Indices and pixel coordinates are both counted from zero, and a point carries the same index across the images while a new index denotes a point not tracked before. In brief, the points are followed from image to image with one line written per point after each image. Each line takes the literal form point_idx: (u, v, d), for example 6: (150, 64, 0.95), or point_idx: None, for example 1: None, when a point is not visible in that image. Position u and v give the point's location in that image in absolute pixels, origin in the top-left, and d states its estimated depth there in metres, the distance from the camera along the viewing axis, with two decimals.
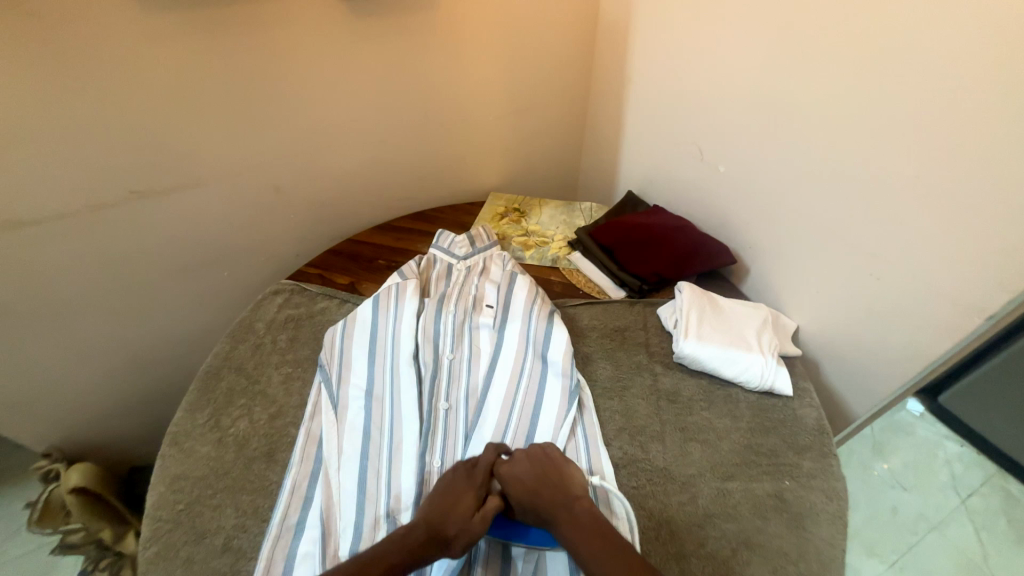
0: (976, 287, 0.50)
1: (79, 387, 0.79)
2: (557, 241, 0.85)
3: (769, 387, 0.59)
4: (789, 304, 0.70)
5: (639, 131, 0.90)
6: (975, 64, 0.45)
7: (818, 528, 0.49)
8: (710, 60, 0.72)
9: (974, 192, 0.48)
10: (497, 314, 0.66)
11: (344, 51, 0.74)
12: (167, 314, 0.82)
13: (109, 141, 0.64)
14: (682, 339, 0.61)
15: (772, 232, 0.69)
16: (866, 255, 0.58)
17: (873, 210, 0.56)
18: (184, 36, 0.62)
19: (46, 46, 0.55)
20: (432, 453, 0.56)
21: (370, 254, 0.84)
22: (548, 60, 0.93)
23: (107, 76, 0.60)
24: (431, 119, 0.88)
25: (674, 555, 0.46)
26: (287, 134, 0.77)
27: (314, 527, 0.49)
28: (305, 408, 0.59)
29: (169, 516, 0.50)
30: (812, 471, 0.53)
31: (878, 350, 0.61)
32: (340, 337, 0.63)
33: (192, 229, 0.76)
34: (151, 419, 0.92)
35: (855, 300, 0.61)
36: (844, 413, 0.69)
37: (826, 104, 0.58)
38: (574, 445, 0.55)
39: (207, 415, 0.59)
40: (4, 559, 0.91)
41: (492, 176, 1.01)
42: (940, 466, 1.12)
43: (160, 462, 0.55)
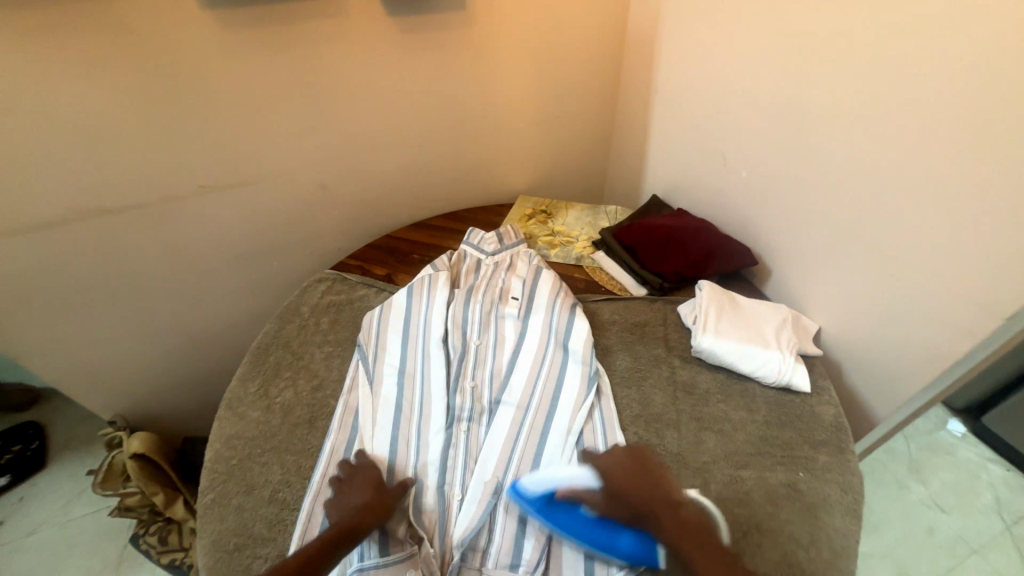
0: (999, 288, 0.50)
1: (143, 359, 0.88)
2: (582, 241, 0.89)
3: (787, 383, 0.60)
4: (811, 305, 0.71)
5: (665, 137, 0.93)
6: (997, 64, 0.46)
7: (832, 518, 0.49)
8: (734, 65, 0.74)
9: (1000, 190, 0.48)
10: (522, 305, 0.70)
11: (390, 63, 0.81)
12: (225, 298, 0.91)
13: (184, 141, 0.73)
14: (699, 334, 0.63)
15: (793, 234, 0.71)
16: (889, 256, 0.59)
17: (896, 211, 0.57)
18: (251, 50, 0.70)
19: (138, 58, 0.64)
20: (457, 426, 0.60)
21: (406, 249, 0.90)
22: (578, 69, 0.97)
23: (184, 84, 0.69)
24: (467, 125, 0.94)
25: None
26: (336, 136, 0.84)
27: None
28: (344, 382, 0.64)
29: (224, 470, 0.56)
30: (828, 465, 0.53)
31: (901, 352, 0.60)
32: (377, 322, 0.69)
33: (248, 220, 0.85)
34: (205, 394, 1.01)
35: (878, 302, 0.61)
36: (867, 417, 0.69)
37: (849, 107, 0.59)
38: (592, 424, 0.58)
39: (257, 384, 0.65)
40: (69, 518, 1.00)
41: (522, 179, 1.06)
42: (983, 488, 1.07)
43: (216, 423, 0.61)
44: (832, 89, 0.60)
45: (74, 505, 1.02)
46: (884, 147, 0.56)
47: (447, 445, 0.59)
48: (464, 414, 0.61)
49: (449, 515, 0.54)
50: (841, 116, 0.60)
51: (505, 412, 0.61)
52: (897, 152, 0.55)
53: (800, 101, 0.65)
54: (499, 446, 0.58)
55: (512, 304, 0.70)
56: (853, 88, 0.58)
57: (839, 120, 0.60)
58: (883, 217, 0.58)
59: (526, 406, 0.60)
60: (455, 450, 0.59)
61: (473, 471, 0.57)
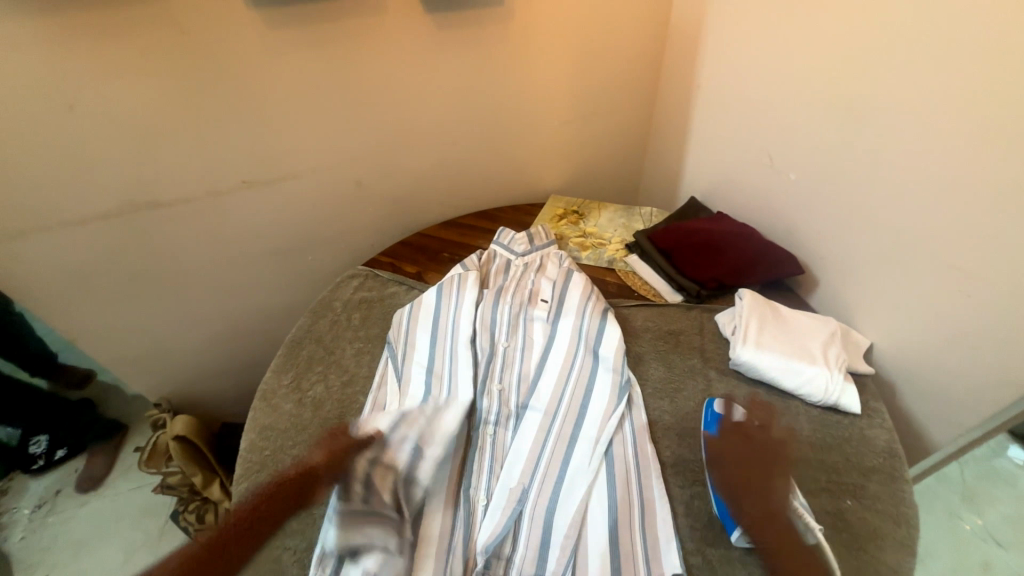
0: None
1: (185, 347, 0.93)
2: (614, 244, 0.86)
3: (833, 403, 0.56)
4: (863, 319, 0.66)
5: (706, 137, 0.89)
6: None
7: (882, 553, 0.46)
8: (784, 62, 0.69)
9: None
10: (552, 308, 0.69)
11: (424, 60, 0.81)
12: (261, 291, 0.94)
13: (226, 140, 0.75)
14: (739, 346, 0.60)
15: (845, 242, 0.66)
16: (957, 271, 0.54)
17: (965, 223, 0.52)
18: (289, 49, 0.71)
19: (185, 60, 0.67)
20: (485, 428, 0.60)
21: (436, 247, 0.90)
22: (616, 65, 0.94)
23: (227, 84, 0.71)
24: (500, 124, 0.93)
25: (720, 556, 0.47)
26: (370, 134, 0.85)
27: None
28: (373, 379, 0.65)
29: (258, 459, 0.58)
30: (879, 494, 0.49)
31: (967, 376, 0.56)
32: (406, 320, 0.69)
33: (285, 216, 0.87)
34: (242, 382, 1.05)
35: (941, 320, 0.56)
36: (923, 442, 0.64)
37: (916, 107, 0.54)
38: (622, 435, 0.57)
39: (290, 377, 0.67)
40: (117, 492, 1.07)
41: (554, 178, 1.05)
42: None
43: (251, 413, 0.63)
44: (896, 88, 0.55)
45: (121, 481, 1.08)
46: (954, 152, 0.51)
47: (474, 447, 0.58)
48: (491, 417, 0.60)
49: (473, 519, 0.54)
50: (905, 116, 0.55)
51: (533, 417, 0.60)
52: (971, 158, 0.50)
53: (859, 100, 0.60)
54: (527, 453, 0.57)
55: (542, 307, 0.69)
56: (922, 86, 0.53)
57: (902, 121, 0.56)
58: (951, 229, 0.53)
59: (554, 412, 0.59)
60: (480, 453, 0.58)
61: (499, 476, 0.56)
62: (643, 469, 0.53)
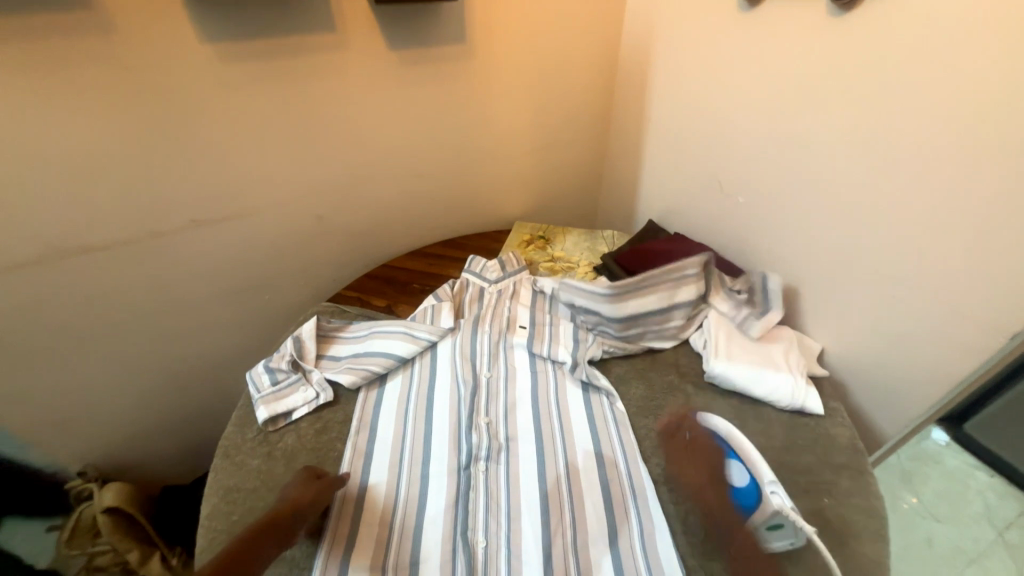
0: (995, 307, 0.52)
1: (120, 403, 0.83)
2: (583, 267, 0.89)
3: (801, 407, 0.60)
4: (813, 326, 0.72)
5: (658, 164, 0.95)
6: (990, 100, 0.48)
7: (863, 545, 0.48)
8: (726, 98, 0.77)
9: (999, 218, 0.50)
10: (530, 335, 0.70)
11: (388, 94, 0.81)
12: (211, 334, 0.87)
13: (174, 176, 0.70)
14: (713, 359, 0.63)
15: (791, 257, 0.73)
16: (890, 279, 0.61)
17: (892, 237, 0.59)
18: (247, 83, 0.69)
19: (127, 93, 0.62)
20: (476, 464, 0.58)
21: (405, 279, 0.88)
22: (572, 99, 0.99)
23: (175, 118, 0.66)
24: (464, 154, 0.95)
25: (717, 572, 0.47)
26: (333, 167, 0.83)
27: (368, 538, 0.51)
28: (352, 424, 0.62)
29: (224, 527, 0.52)
30: (851, 489, 0.53)
31: (910, 373, 0.62)
32: (381, 356, 0.66)
33: (238, 253, 0.82)
34: (187, 436, 0.96)
35: (880, 323, 0.63)
36: (875, 435, 0.70)
37: (843, 139, 0.62)
38: (614, 460, 0.57)
39: (256, 430, 0.61)
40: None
41: (518, 205, 1.07)
42: (973, 496, 1.16)
43: (212, 474, 0.57)
44: (823, 123, 0.63)
45: None
46: (876, 177, 0.59)
47: (468, 486, 0.56)
48: (482, 452, 0.59)
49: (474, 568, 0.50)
50: (833, 147, 0.63)
51: (524, 445, 0.60)
52: (891, 182, 0.58)
53: (794, 133, 0.67)
54: (522, 484, 0.56)
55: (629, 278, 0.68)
56: (846, 121, 0.61)
57: (832, 150, 0.63)
58: (880, 242, 0.61)
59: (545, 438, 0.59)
60: (475, 492, 0.56)
61: (498, 515, 0.54)
62: (637, 489, 0.54)
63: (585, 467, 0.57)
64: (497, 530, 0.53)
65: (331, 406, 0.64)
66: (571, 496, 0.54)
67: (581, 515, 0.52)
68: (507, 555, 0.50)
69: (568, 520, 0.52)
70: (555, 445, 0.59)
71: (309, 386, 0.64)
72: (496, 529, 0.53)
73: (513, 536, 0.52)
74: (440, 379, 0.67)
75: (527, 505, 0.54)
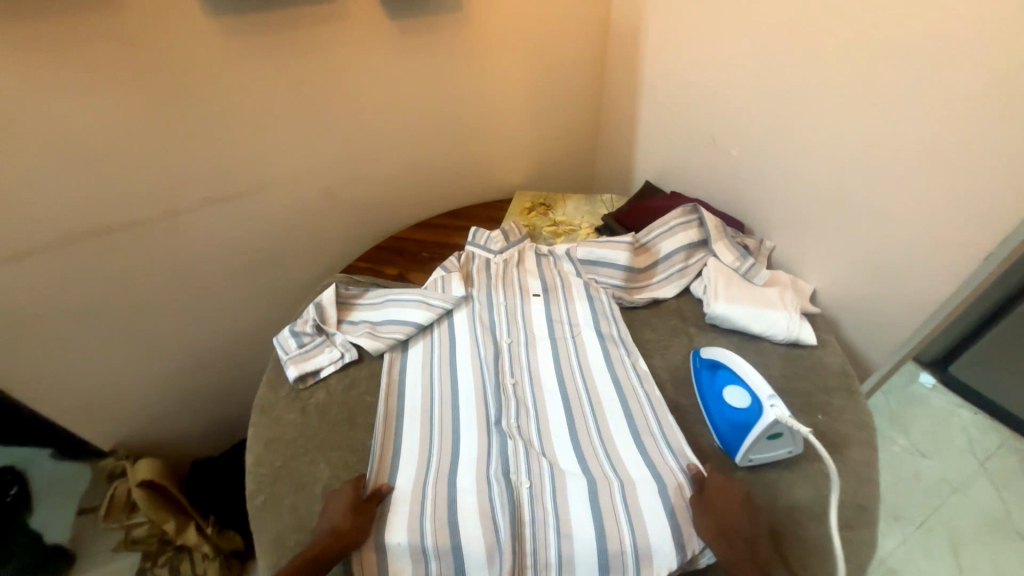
0: (981, 228, 0.57)
1: (144, 381, 0.87)
2: (584, 229, 0.93)
3: (795, 338, 0.65)
4: (805, 269, 0.77)
5: (653, 126, 0.98)
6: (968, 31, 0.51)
7: (853, 451, 0.54)
8: (717, 54, 0.79)
9: (983, 145, 0.54)
10: (545, 298, 0.74)
11: (389, 65, 0.82)
12: (229, 311, 0.90)
13: (186, 153, 0.72)
14: (713, 301, 0.67)
15: (782, 206, 0.77)
16: (877, 216, 0.65)
17: (879, 174, 0.63)
18: (253, 57, 0.70)
19: (139, 71, 0.64)
20: (508, 417, 0.61)
21: (414, 248, 0.91)
22: (566, 65, 1.01)
23: (185, 94, 0.68)
24: (463, 124, 0.97)
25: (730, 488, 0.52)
26: (339, 141, 0.85)
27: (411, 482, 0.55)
28: (379, 380, 0.65)
29: (270, 471, 0.56)
30: (842, 407, 0.58)
31: (894, 302, 0.67)
32: (398, 321, 0.69)
33: (251, 230, 0.84)
34: (212, 411, 1.00)
35: (869, 259, 0.68)
36: (863, 366, 0.76)
37: (831, 84, 0.65)
38: (635, 397, 0.61)
39: (287, 388, 0.65)
40: None
41: (518, 175, 1.10)
42: (957, 431, 1.23)
43: (252, 430, 0.61)
44: (812, 70, 0.66)
45: None
46: (862, 119, 0.63)
47: (502, 438, 0.59)
48: (511, 412, 0.62)
49: (519, 504, 0.53)
50: (821, 93, 0.66)
51: (551, 402, 0.63)
52: (877, 122, 0.62)
53: (783, 82, 0.70)
54: (555, 436, 0.59)
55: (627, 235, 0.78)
56: (833, 67, 0.64)
57: (821, 96, 0.66)
58: (870, 181, 0.65)
59: (567, 397, 0.63)
60: (512, 440, 0.58)
61: (538, 457, 0.57)
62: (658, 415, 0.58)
63: (613, 417, 0.60)
64: (540, 472, 0.55)
65: (356, 364, 0.68)
66: (603, 442, 0.58)
67: (618, 457, 0.56)
68: (551, 490, 0.53)
69: (606, 464, 0.56)
70: (582, 403, 0.63)
71: (333, 347, 0.67)
72: (538, 471, 0.55)
73: (556, 471, 0.55)
74: (460, 345, 0.69)
75: (563, 452, 0.58)
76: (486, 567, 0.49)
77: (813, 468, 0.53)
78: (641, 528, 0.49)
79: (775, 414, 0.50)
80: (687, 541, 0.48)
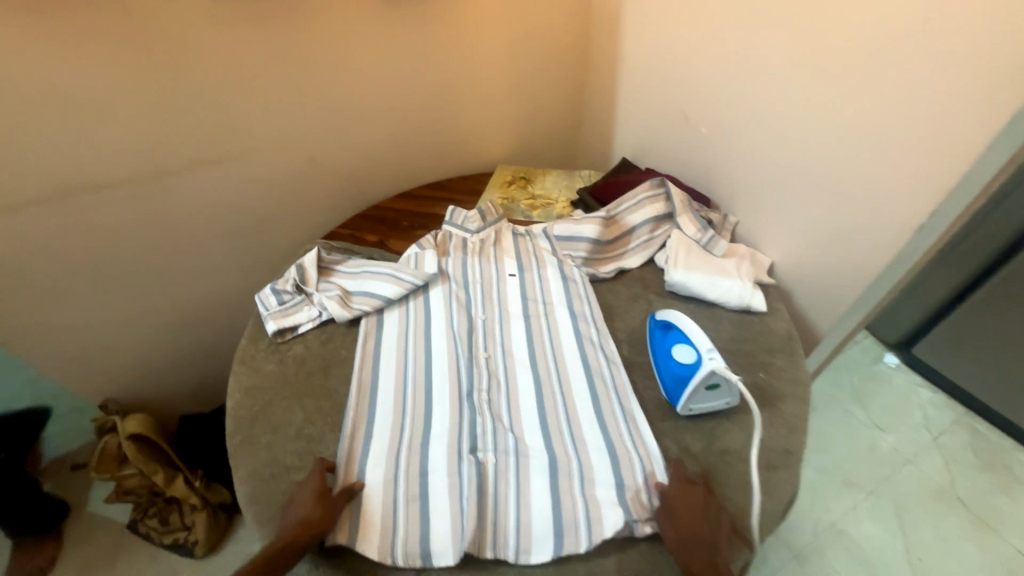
0: (914, 206, 0.60)
1: (131, 340, 0.90)
2: (561, 203, 0.96)
3: (747, 305, 0.69)
4: (765, 243, 0.81)
5: (632, 103, 1.00)
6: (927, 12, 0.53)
7: (786, 405, 0.59)
8: (693, 32, 0.81)
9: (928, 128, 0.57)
10: (519, 266, 0.77)
11: (369, 33, 0.83)
12: (215, 274, 0.93)
13: (168, 117, 0.73)
14: (672, 270, 0.71)
15: (747, 182, 0.80)
16: (831, 193, 0.68)
17: (835, 153, 0.66)
18: (231, 21, 0.71)
19: (117, 31, 0.64)
20: (480, 391, 0.62)
21: (394, 217, 0.94)
22: (549, 40, 1.01)
23: (165, 57, 0.69)
24: (446, 96, 0.98)
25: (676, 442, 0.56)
26: (320, 109, 0.86)
27: (380, 444, 0.56)
28: (356, 336, 0.69)
29: (248, 414, 0.60)
30: (782, 366, 0.63)
31: (840, 275, 0.71)
32: (371, 293, 0.70)
33: (234, 196, 0.86)
34: (199, 372, 1.03)
35: (820, 233, 0.72)
36: (814, 336, 0.80)
37: (795, 62, 0.67)
38: (599, 364, 0.64)
39: (268, 340, 0.69)
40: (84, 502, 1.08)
41: (500, 149, 1.12)
42: (915, 408, 1.28)
43: (233, 377, 0.64)
44: (778, 49, 0.68)
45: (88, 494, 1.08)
46: (823, 98, 0.65)
47: (472, 413, 0.60)
48: (482, 386, 0.62)
49: (485, 479, 0.54)
50: (786, 72, 0.68)
51: (523, 379, 0.64)
52: (834, 102, 0.64)
53: (751, 62, 0.72)
54: (524, 412, 0.60)
55: (599, 209, 0.81)
56: (798, 47, 0.66)
57: (785, 74, 0.68)
58: (825, 159, 0.67)
59: (538, 373, 0.64)
60: (481, 415, 0.59)
61: (504, 432, 0.57)
62: (618, 384, 0.61)
63: (580, 396, 0.61)
64: (506, 448, 0.56)
65: (333, 321, 0.71)
66: (567, 410, 0.60)
67: (580, 436, 0.57)
68: (516, 465, 0.54)
69: (569, 443, 0.56)
70: (552, 383, 0.63)
71: (312, 306, 0.70)
72: (504, 446, 0.56)
73: (521, 447, 0.56)
74: (435, 316, 0.71)
75: (529, 428, 0.58)
76: (451, 538, 0.49)
77: (747, 418, 0.58)
78: (593, 505, 0.51)
79: (713, 365, 0.55)
80: (634, 506, 0.50)
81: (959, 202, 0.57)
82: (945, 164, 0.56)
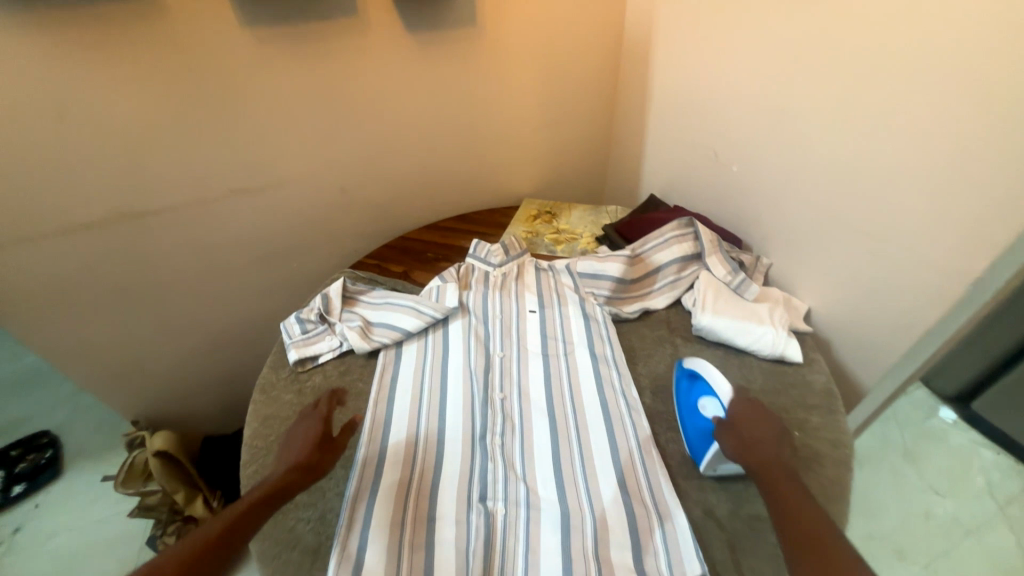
0: (964, 255, 0.56)
1: (166, 358, 0.94)
2: (585, 238, 0.95)
3: (780, 355, 0.65)
4: (801, 287, 0.77)
5: (660, 139, 1.00)
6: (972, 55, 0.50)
7: (824, 469, 0.54)
8: (722, 71, 0.80)
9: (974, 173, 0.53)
10: (540, 304, 0.76)
11: (403, 73, 0.87)
12: (246, 298, 0.97)
13: (213, 150, 0.78)
14: (699, 314, 0.68)
15: (782, 222, 0.77)
16: (873, 237, 0.64)
17: (875, 197, 0.63)
18: (276, 63, 0.76)
19: (173, 74, 0.70)
20: (493, 432, 0.61)
21: (420, 249, 0.96)
22: (578, 78, 1.04)
23: (214, 96, 0.74)
24: (475, 132, 1.01)
25: (701, 503, 0.52)
26: (354, 144, 0.90)
27: (389, 484, 0.54)
28: (373, 370, 0.68)
29: (264, 444, 0.61)
30: (819, 424, 0.58)
31: (884, 326, 0.66)
32: (392, 326, 0.70)
33: (269, 224, 0.90)
34: (225, 391, 1.06)
35: (862, 280, 0.67)
36: (858, 389, 0.74)
37: (830, 103, 0.65)
38: (619, 414, 0.61)
39: (289, 369, 0.70)
40: None
41: (527, 183, 1.13)
42: (976, 472, 1.16)
43: (251, 405, 0.65)
44: (811, 89, 0.67)
45: None
46: (859, 140, 0.62)
47: (484, 457, 0.58)
48: (496, 428, 0.61)
49: (493, 531, 0.52)
50: (820, 111, 0.66)
51: (538, 424, 0.61)
52: (872, 144, 0.61)
53: (783, 102, 0.71)
54: (537, 460, 0.58)
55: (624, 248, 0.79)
56: (833, 86, 0.64)
57: (819, 114, 0.66)
58: (865, 202, 0.64)
59: (553, 417, 0.62)
60: (493, 462, 0.57)
61: (514, 479, 0.56)
62: (640, 437, 0.57)
63: (598, 447, 0.58)
64: (516, 498, 0.54)
65: (353, 352, 0.72)
66: (583, 460, 0.57)
67: (596, 490, 0.54)
68: (525, 519, 0.52)
69: (585, 496, 0.54)
70: (568, 429, 0.61)
71: (333, 336, 0.71)
72: (515, 497, 0.54)
73: (532, 499, 0.54)
74: (453, 352, 0.70)
75: (542, 477, 0.56)
76: None
77: None
78: (607, 568, 0.47)
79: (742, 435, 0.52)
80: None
81: (1013, 262, 0.53)
82: (998, 217, 0.52)
